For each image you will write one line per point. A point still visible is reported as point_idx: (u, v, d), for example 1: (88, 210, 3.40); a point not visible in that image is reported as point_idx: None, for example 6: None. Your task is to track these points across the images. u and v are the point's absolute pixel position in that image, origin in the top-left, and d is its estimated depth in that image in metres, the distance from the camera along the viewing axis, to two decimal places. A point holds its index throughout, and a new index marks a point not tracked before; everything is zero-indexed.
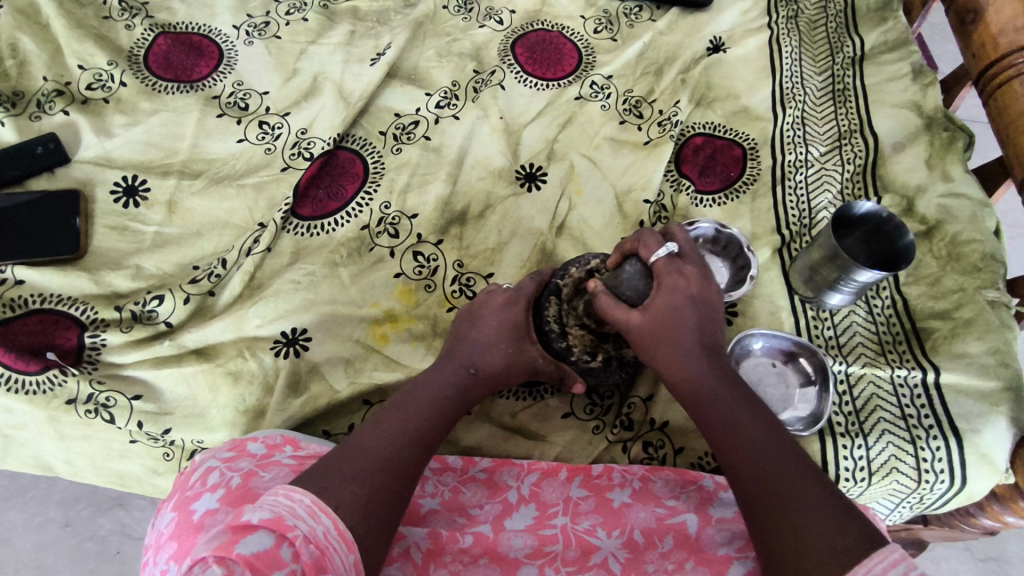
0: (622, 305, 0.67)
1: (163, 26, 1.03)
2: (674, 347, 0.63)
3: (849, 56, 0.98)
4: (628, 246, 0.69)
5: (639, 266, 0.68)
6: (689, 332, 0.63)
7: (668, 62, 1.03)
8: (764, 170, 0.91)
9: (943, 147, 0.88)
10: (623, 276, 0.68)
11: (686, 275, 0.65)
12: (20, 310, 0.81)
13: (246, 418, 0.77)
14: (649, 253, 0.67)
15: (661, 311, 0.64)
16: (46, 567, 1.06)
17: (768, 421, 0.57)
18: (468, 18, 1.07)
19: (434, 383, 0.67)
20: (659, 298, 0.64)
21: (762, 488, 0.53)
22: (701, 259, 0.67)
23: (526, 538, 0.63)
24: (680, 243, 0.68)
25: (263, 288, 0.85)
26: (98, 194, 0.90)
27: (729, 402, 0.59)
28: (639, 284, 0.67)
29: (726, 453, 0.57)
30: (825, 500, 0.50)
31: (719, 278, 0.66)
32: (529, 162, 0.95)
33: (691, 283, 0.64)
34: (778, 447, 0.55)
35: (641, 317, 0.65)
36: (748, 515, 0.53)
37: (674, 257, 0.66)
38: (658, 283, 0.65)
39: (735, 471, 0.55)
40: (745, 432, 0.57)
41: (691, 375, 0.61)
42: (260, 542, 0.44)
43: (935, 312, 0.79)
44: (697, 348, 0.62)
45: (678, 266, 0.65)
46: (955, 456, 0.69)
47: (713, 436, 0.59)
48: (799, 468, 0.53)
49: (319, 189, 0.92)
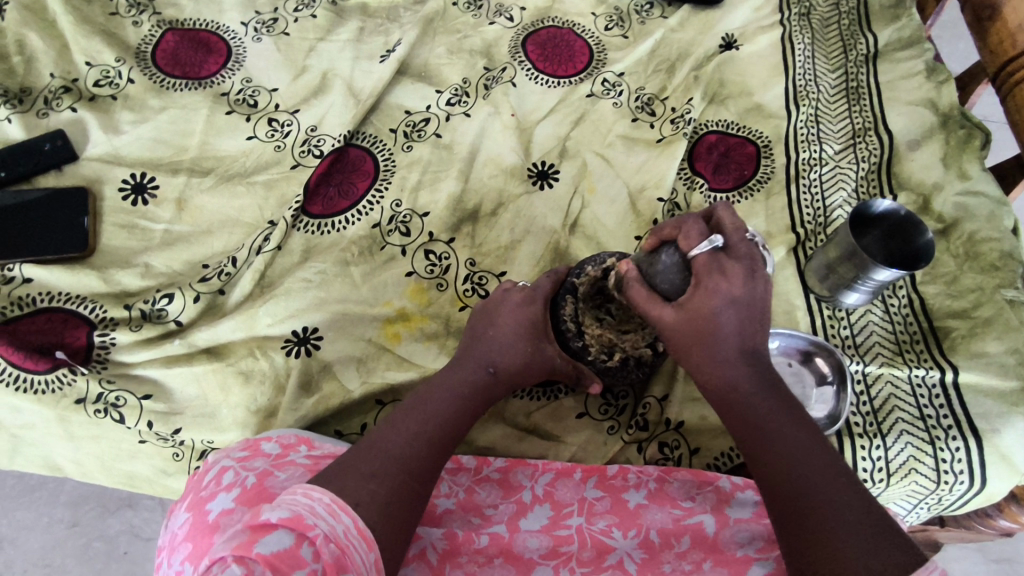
0: (656, 299, 0.62)
1: (172, 23, 1.03)
2: (709, 350, 0.59)
3: (863, 54, 0.97)
4: (668, 234, 0.64)
5: (676, 258, 0.62)
6: (727, 335, 0.59)
7: (681, 59, 1.02)
8: (778, 168, 0.90)
9: (959, 145, 0.87)
10: (658, 266, 0.63)
11: (728, 274, 0.58)
12: (29, 308, 0.80)
13: (258, 418, 0.76)
14: (690, 246, 0.61)
15: (698, 311, 0.59)
16: (53, 568, 1.06)
17: (804, 430, 0.56)
18: (478, 14, 1.06)
19: (450, 383, 0.66)
20: (696, 298, 0.59)
21: (796, 501, 0.52)
22: (750, 252, 0.60)
23: (541, 539, 0.62)
24: (726, 235, 0.60)
25: (274, 287, 0.84)
26: (107, 192, 0.90)
27: (765, 409, 0.58)
28: (676, 278, 0.62)
29: (761, 460, 0.56)
30: (860, 517, 0.50)
31: (767, 273, 0.59)
32: (541, 159, 0.94)
33: (735, 283, 0.58)
34: (814, 459, 0.54)
35: (675, 315, 0.60)
36: (778, 525, 0.53)
37: (718, 251, 0.60)
38: (697, 281, 0.59)
39: (771, 479, 0.55)
40: (783, 439, 0.56)
41: (725, 380, 0.59)
42: (279, 541, 0.43)
43: (952, 311, 0.78)
44: (735, 352, 0.59)
45: (720, 264, 0.59)
46: (974, 457, 0.68)
47: (747, 442, 0.58)
48: (838, 482, 0.53)
49: (328, 187, 0.91)
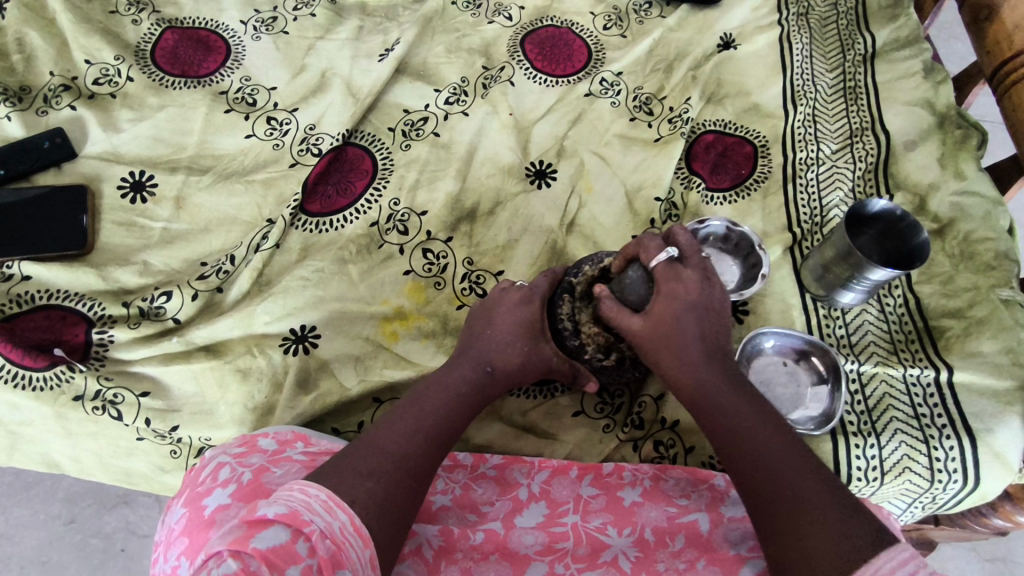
0: (624, 311, 0.67)
1: (171, 21, 1.03)
2: (676, 353, 0.62)
3: (861, 54, 0.97)
4: (632, 251, 0.69)
5: (641, 271, 0.68)
6: (689, 337, 0.62)
7: (679, 58, 1.02)
8: (775, 167, 0.91)
9: (956, 145, 0.87)
10: (625, 282, 0.69)
11: (685, 280, 0.64)
12: (28, 306, 0.80)
13: (255, 415, 0.76)
14: (649, 258, 0.67)
15: (661, 316, 0.64)
16: (51, 564, 1.06)
17: (772, 425, 0.57)
18: (477, 13, 1.06)
19: (446, 381, 0.67)
20: (658, 304, 0.64)
21: (766, 494, 0.52)
22: (703, 262, 0.66)
23: (536, 535, 0.62)
24: (681, 247, 0.67)
25: (272, 284, 0.84)
26: (106, 189, 0.90)
27: (733, 407, 0.58)
28: (641, 289, 0.67)
29: (732, 456, 0.56)
30: (829, 503, 0.50)
31: (720, 280, 0.66)
32: (539, 158, 0.95)
33: (690, 288, 0.64)
34: (782, 450, 0.54)
35: (642, 323, 0.65)
36: (755, 520, 0.53)
37: (674, 261, 0.66)
38: (658, 288, 0.65)
39: (742, 475, 0.55)
40: (752, 434, 0.56)
41: (693, 380, 0.61)
42: (275, 536, 0.44)
43: (947, 311, 0.78)
44: (698, 353, 0.62)
45: (677, 271, 0.65)
46: (968, 456, 0.68)
47: (718, 442, 0.58)
48: (807, 473, 0.52)
49: (327, 185, 0.92)
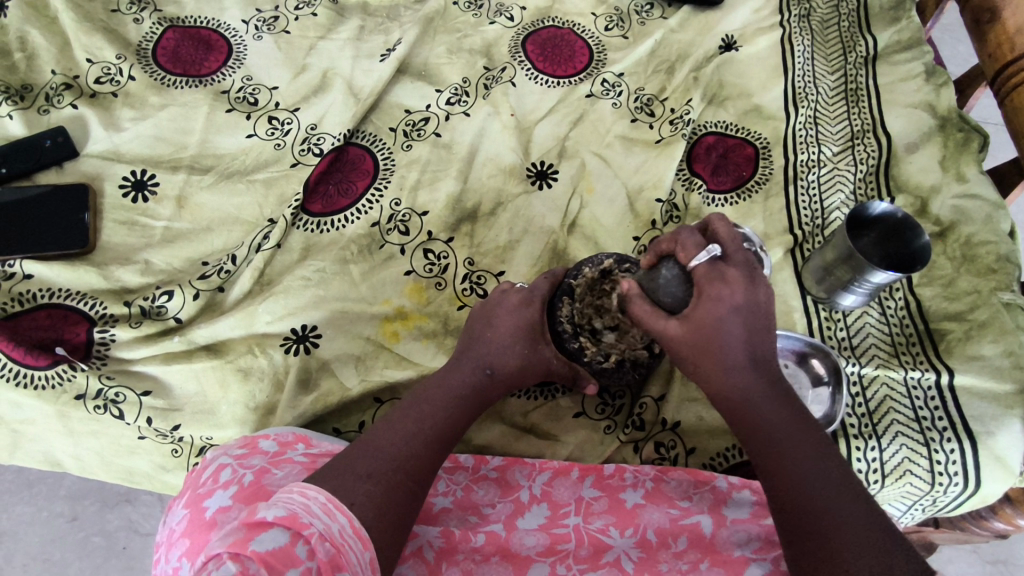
0: (661, 314, 0.63)
1: (172, 20, 1.03)
2: (718, 359, 0.59)
3: (862, 56, 0.97)
4: (666, 247, 0.65)
5: (676, 271, 0.64)
6: (733, 343, 0.59)
7: (680, 60, 1.02)
8: (776, 170, 0.91)
9: (957, 148, 0.87)
10: (660, 280, 0.64)
11: (730, 281, 0.59)
12: (29, 304, 0.80)
13: (256, 414, 0.76)
14: (689, 257, 0.62)
15: (702, 321, 0.59)
16: (53, 562, 1.06)
17: (812, 442, 0.57)
18: (479, 14, 1.06)
19: (446, 384, 0.67)
20: (700, 308, 0.60)
21: (806, 513, 0.53)
22: (747, 259, 0.61)
23: (538, 536, 0.63)
24: (723, 243, 0.62)
25: (273, 284, 0.84)
26: (107, 188, 0.90)
27: (776, 420, 0.58)
28: (678, 290, 0.63)
29: (772, 468, 0.56)
30: (868, 527, 0.51)
31: (767, 279, 0.61)
32: (541, 159, 0.95)
33: (736, 289, 0.59)
34: (823, 469, 0.55)
35: (680, 328, 0.61)
36: (787, 536, 0.54)
37: (717, 260, 0.61)
38: (699, 290, 0.60)
39: (780, 489, 0.55)
40: (794, 450, 0.56)
41: (736, 389, 0.59)
42: (274, 539, 0.44)
43: (949, 314, 0.78)
44: (743, 360, 0.59)
45: (720, 272, 0.60)
46: (969, 459, 0.68)
47: (758, 452, 0.58)
48: (846, 500, 0.53)
49: (328, 185, 0.92)
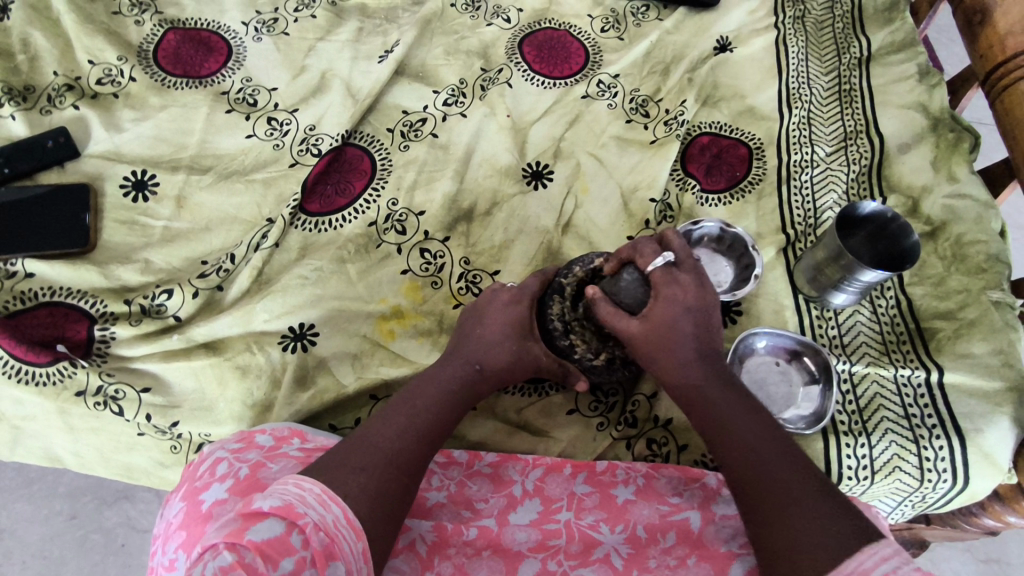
0: (622, 313, 0.66)
1: (173, 22, 1.04)
2: (672, 353, 0.63)
3: (856, 57, 0.98)
4: (626, 255, 0.68)
5: (636, 275, 0.67)
6: (687, 340, 0.63)
7: (675, 61, 1.03)
8: (770, 170, 0.92)
9: (949, 148, 0.88)
10: (621, 284, 0.67)
11: (684, 285, 0.64)
12: (31, 303, 0.82)
13: (254, 411, 0.78)
14: (647, 262, 0.66)
15: (659, 320, 0.63)
16: (53, 559, 1.07)
17: (761, 422, 0.59)
18: (476, 16, 1.08)
19: (439, 381, 0.68)
20: (657, 309, 0.64)
21: (755, 486, 0.54)
22: (697, 267, 0.66)
23: (529, 531, 0.63)
24: (675, 251, 0.67)
25: (272, 283, 0.85)
26: (108, 189, 0.91)
27: (727, 404, 0.60)
28: (637, 292, 0.66)
29: (723, 448, 0.58)
30: (812, 491, 0.52)
31: (713, 284, 0.66)
32: (536, 160, 0.96)
33: (688, 292, 0.64)
34: (772, 444, 0.56)
35: (640, 326, 0.64)
36: (745, 513, 0.54)
37: (671, 266, 0.66)
38: (656, 292, 0.64)
39: (733, 466, 0.56)
40: (743, 431, 0.58)
41: (689, 380, 0.63)
42: (270, 528, 0.45)
43: (939, 312, 0.79)
44: (694, 355, 0.63)
45: (674, 276, 0.65)
46: (957, 456, 0.69)
47: (712, 441, 0.60)
48: (794, 471, 0.54)
49: (326, 186, 0.93)
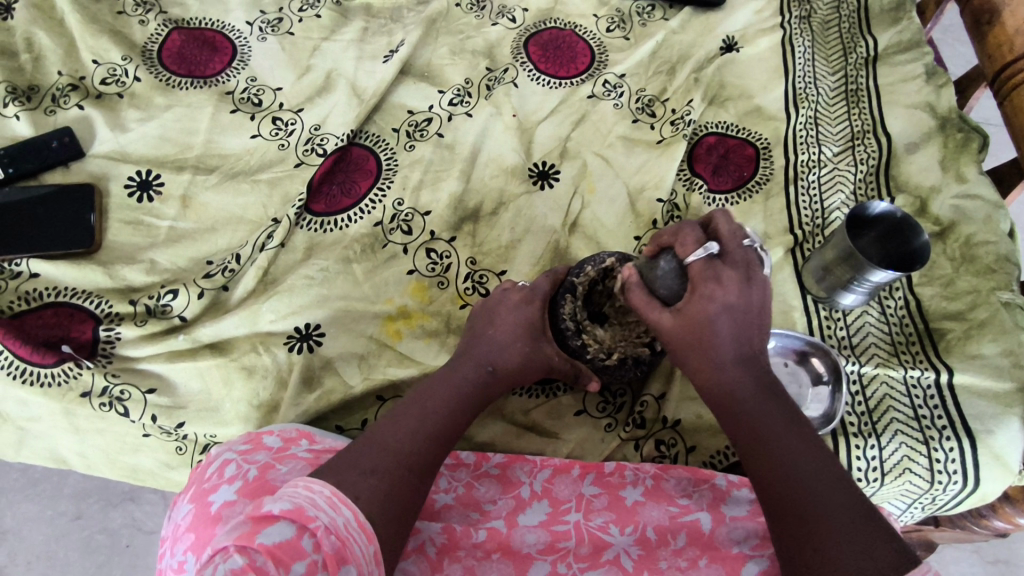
0: (655, 304, 0.65)
1: (178, 22, 1.04)
2: (709, 355, 0.61)
3: (863, 57, 0.97)
4: (667, 241, 0.67)
5: (674, 265, 0.65)
6: (724, 339, 0.61)
7: (681, 61, 1.03)
8: (777, 170, 0.91)
9: (958, 148, 0.88)
10: (658, 272, 0.66)
11: (724, 281, 0.61)
12: (36, 303, 0.81)
13: (260, 412, 0.77)
14: (688, 254, 0.64)
15: (694, 316, 0.61)
16: (57, 560, 1.07)
17: (797, 432, 0.57)
18: (481, 15, 1.07)
19: (449, 381, 0.67)
20: (693, 304, 0.62)
21: (792, 505, 0.53)
22: (746, 258, 0.63)
23: (538, 533, 0.63)
24: (722, 241, 0.64)
25: (277, 283, 0.85)
26: (113, 189, 0.91)
27: (765, 414, 0.59)
28: (673, 282, 0.64)
29: (756, 457, 0.57)
30: (852, 515, 0.51)
31: (763, 277, 0.63)
32: (542, 160, 0.95)
33: (729, 289, 0.61)
34: (812, 460, 0.55)
35: (673, 320, 0.63)
36: (776, 530, 0.54)
37: (714, 258, 0.63)
38: (693, 288, 0.62)
39: (765, 478, 0.56)
40: (778, 441, 0.57)
41: (726, 385, 0.61)
42: (281, 532, 0.44)
43: (948, 313, 0.79)
44: (733, 357, 0.61)
45: (715, 271, 0.61)
46: (968, 457, 0.69)
47: (747, 448, 0.58)
48: (830, 489, 0.53)
49: (331, 185, 0.92)
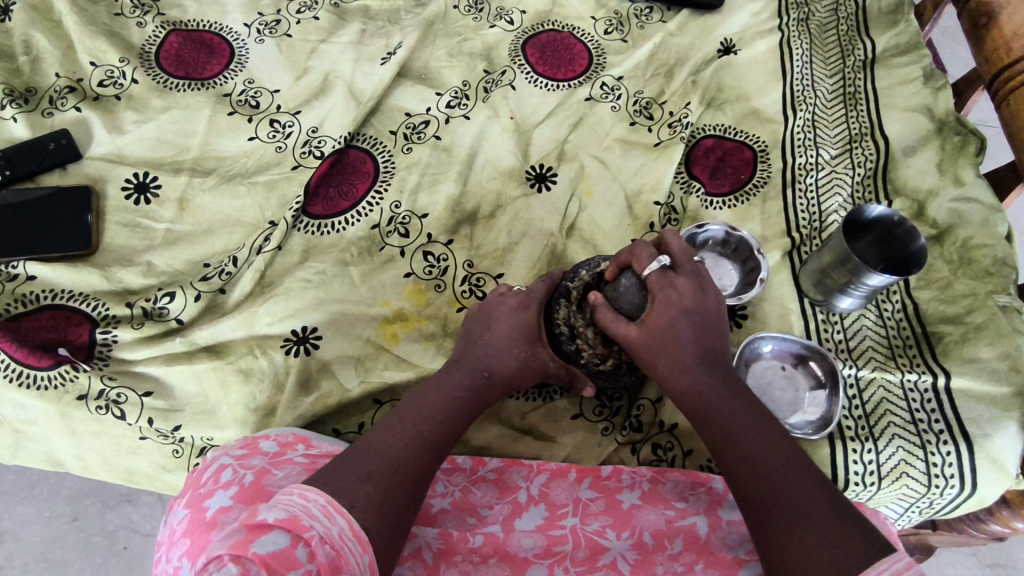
0: (621, 319, 0.67)
1: (175, 24, 1.04)
2: (672, 360, 0.63)
3: (861, 59, 0.97)
4: (624, 259, 0.69)
5: (634, 279, 0.68)
6: (686, 344, 0.63)
7: (679, 63, 1.03)
8: (775, 173, 0.91)
9: (955, 151, 0.88)
10: (620, 288, 0.68)
11: (679, 287, 0.64)
12: (32, 306, 0.81)
13: (257, 415, 0.77)
14: (642, 267, 0.66)
15: (657, 325, 0.64)
16: (55, 562, 1.07)
17: (765, 429, 0.57)
18: (479, 17, 1.07)
19: (444, 386, 0.67)
20: (654, 313, 0.64)
21: (764, 502, 0.53)
22: (696, 269, 0.66)
23: (535, 538, 0.63)
24: (673, 253, 0.67)
25: (274, 286, 0.85)
26: (110, 191, 0.91)
27: (732, 412, 0.59)
28: (634, 296, 0.67)
29: (728, 458, 0.57)
30: (822, 505, 0.51)
31: (715, 285, 0.66)
32: (540, 162, 0.95)
33: (685, 294, 0.64)
34: (778, 452, 0.55)
35: (638, 331, 0.65)
36: (754, 526, 0.53)
37: (667, 269, 0.66)
38: (652, 297, 0.65)
39: (738, 478, 0.56)
40: (747, 439, 0.57)
41: (691, 387, 0.62)
42: (275, 541, 0.44)
43: (945, 316, 0.78)
44: (697, 361, 0.62)
45: (670, 280, 0.65)
46: (965, 461, 0.69)
47: (716, 448, 0.59)
48: (801, 483, 0.53)
49: (329, 188, 0.92)
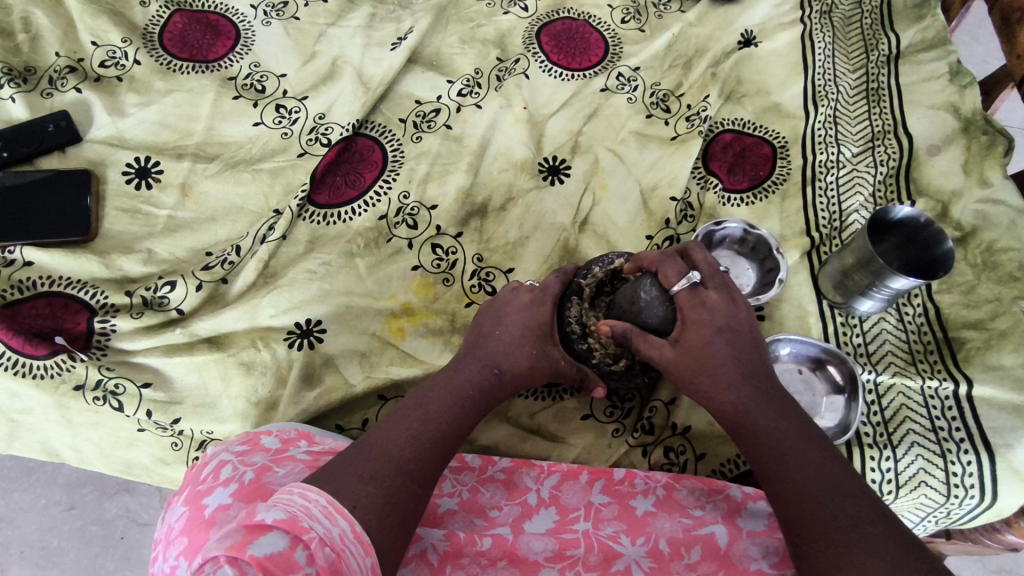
0: (649, 336, 0.65)
1: (179, 3, 1.01)
2: (712, 378, 0.60)
3: (885, 55, 0.94)
4: (648, 266, 0.67)
5: (654, 291, 0.65)
6: (724, 361, 0.60)
7: (697, 55, 1.00)
8: (795, 170, 0.89)
9: (981, 151, 0.85)
10: (641, 302, 0.66)
11: (710, 306, 0.62)
12: (29, 293, 0.79)
13: (259, 410, 0.75)
14: (670, 284, 0.64)
15: (692, 344, 0.62)
16: (50, 550, 1.05)
17: (813, 450, 0.55)
18: (492, 3, 1.04)
19: (454, 383, 0.65)
20: (688, 333, 0.62)
21: (814, 526, 0.50)
22: (725, 282, 0.64)
23: (546, 541, 0.61)
24: (701, 269, 0.65)
25: (278, 277, 0.83)
26: (110, 175, 0.88)
27: (779, 433, 0.56)
28: (660, 311, 0.65)
29: (774, 480, 0.55)
30: (877, 531, 0.49)
31: (746, 299, 0.64)
32: (553, 154, 0.93)
33: (717, 313, 0.62)
34: (831, 477, 0.53)
35: (673, 352, 0.63)
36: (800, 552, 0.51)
37: (696, 286, 0.64)
38: (682, 317, 0.63)
39: (786, 502, 0.53)
40: (795, 460, 0.54)
41: (734, 404, 0.59)
42: (273, 543, 0.41)
43: (968, 322, 0.76)
44: (739, 377, 0.60)
45: (701, 297, 0.63)
46: (986, 471, 0.66)
47: (763, 471, 0.56)
48: (856, 507, 0.50)
49: (335, 177, 0.90)
